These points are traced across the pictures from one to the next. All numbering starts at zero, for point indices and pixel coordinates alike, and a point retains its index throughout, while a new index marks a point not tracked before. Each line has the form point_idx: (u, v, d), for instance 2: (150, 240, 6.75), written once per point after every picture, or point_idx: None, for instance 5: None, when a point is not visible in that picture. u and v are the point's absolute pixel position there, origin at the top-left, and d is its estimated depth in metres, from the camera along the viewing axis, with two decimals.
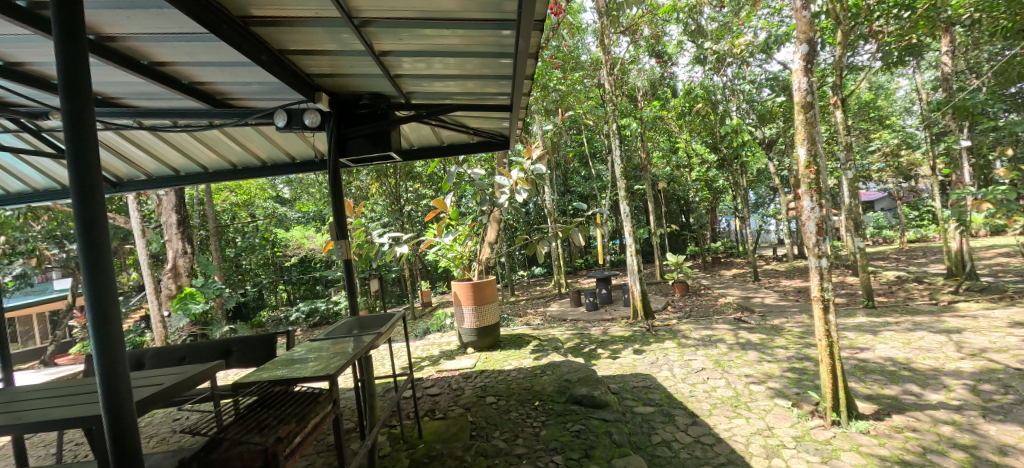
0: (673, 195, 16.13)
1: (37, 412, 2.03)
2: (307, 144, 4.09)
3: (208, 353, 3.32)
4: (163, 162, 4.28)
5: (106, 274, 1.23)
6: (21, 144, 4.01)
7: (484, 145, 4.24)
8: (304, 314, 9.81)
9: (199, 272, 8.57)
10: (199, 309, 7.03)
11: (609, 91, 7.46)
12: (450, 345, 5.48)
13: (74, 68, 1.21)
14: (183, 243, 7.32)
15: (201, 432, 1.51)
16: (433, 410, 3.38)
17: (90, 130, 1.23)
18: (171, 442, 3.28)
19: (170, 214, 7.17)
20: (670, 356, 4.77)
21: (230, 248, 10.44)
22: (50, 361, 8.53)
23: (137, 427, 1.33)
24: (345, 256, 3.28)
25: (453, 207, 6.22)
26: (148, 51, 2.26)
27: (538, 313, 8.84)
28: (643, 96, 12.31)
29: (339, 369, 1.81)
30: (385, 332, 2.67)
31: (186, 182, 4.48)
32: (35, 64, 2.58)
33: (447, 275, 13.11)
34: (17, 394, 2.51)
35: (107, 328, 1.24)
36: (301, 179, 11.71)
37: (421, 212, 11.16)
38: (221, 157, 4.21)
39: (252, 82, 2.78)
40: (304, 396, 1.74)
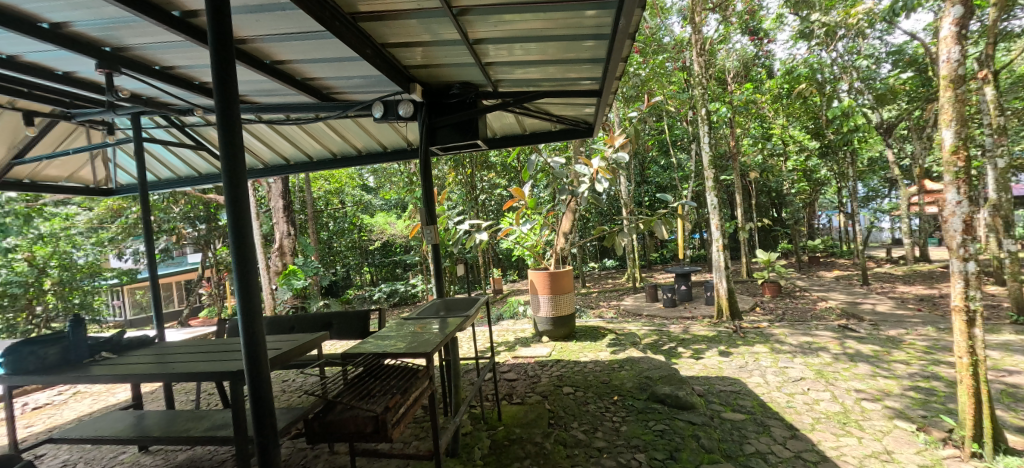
0: (764, 186, 14.69)
1: (185, 364, 2.41)
2: (399, 135, 4.36)
3: (312, 324, 3.68)
4: (277, 152, 4.77)
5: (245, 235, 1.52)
6: (168, 137, 4.70)
7: (567, 133, 4.16)
8: (386, 294, 10.53)
9: (300, 252, 9.54)
10: (300, 284, 7.87)
11: (699, 72, 6.93)
12: (524, 332, 5.54)
13: (224, 76, 1.47)
14: (288, 225, 8.22)
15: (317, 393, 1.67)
16: (511, 394, 3.45)
17: (237, 126, 1.49)
18: (282, 400, 3.73)
19: (278, 199, 8.09)
20: (761, 361, 4.39)
21: (325, 231, 11.39)
22: (185, 322, 10.11)
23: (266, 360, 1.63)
24: (433, 241, 3.42)
25: (531, 196, 6.18)
26: (271, 51, 2.52)
27: (611, 307, 8.62)
28: (732, 78, 11.30)
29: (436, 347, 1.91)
30: (472, 316, 2.74)
31: (294, 170, 4.97)
32: (183, 67, 3.02)
33: (518, 264, 13.30)
34: (169, 348, 3.01)
35: (247, 278, 1.54)
36: (386, 169, 12.44)
37: (495, 201, 11.35)
38: (324, 147, 4.60)
39: (354, 76, 2.98)
40: (405, 370, 1.86)
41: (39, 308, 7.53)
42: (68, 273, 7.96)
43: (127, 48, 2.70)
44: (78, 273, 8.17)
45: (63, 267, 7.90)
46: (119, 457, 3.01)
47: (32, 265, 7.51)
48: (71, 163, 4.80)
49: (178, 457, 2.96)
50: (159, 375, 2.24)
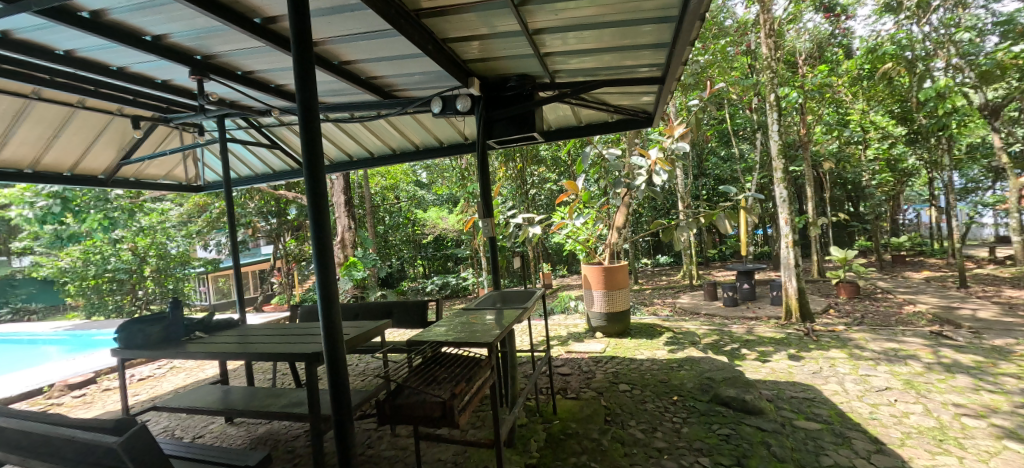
0: (839, 177, 13.43)
1: (267, 345, 2.64)
2: (455, 130, 4.45)
3: (375, 312, 3.87)
4: (341, 149, 5.04)
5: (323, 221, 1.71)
6: (247, 138, 5.12)
7: (625, 124, 4.04)
8: (439, 286, 10.84)
9: (360, 244, 10.06)
10: (360, 275, 8.32)
11: (767, 54, 6.42)
12: (577, 327, 5.49)
13: (305, 88, 1.69)
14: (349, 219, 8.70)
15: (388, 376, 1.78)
16: (565, 389, 3.43)
17: (316, 133, 1.71)
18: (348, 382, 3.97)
19: (340, 195, 8.58)
20: (838, 368, 4.03)
21: (382, 225, 11.91)
22: (260, 308, 11.02)
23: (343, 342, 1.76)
24: (490, 233, 3.47)
25: (584, 190, 6.07)
26: (339, 52, 2.65)
27: (666, 304, 8.30)
28: (803, 61, 10.39)
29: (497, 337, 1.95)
30: (529, 308, 2.76)
31: (358, 166, 5.23)
32: (260, 72, 3.27)
33: (567, 259, 13.16)
34: (251, 330, 3.30)
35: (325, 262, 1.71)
36: (438, 165, 12.75)
37: (545, 196, 11.30)
38: (385, 143, 4.80)
39: (415, 72, 3.07)
40: (468, 359, 1.93)
41: (140, 292, 9.10)
42: (163, 262, 9.23)
43: (215, 55, 2.96)
44: (171, 262, 9.43)
45: (160, 256, 9.16)
46: (209, 426, 3.36)
47: (135, 254, 8.91)
48: (168, 162, 5.44)
49: (258, 430, 3.24)
50: (245, 353, 2.47)
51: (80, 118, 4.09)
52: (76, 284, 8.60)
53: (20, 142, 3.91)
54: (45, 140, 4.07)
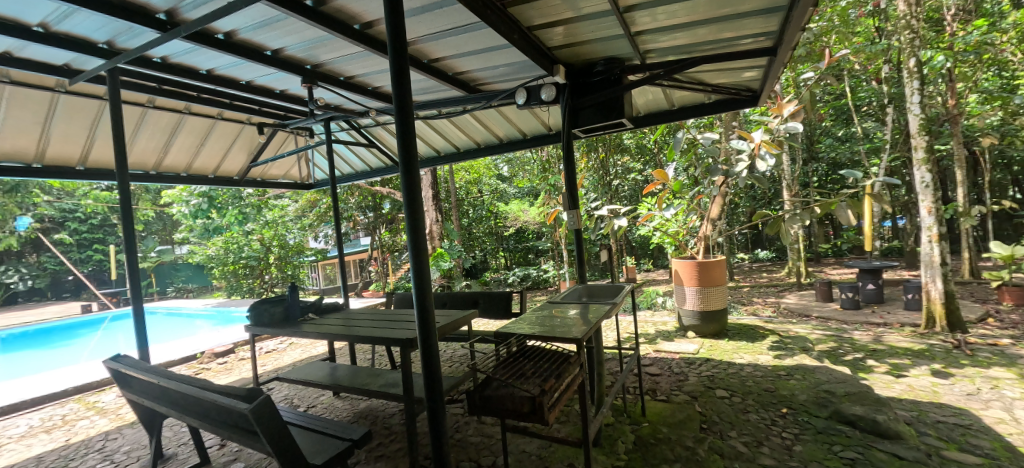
0: (1005, 156, 10.87)
1: (368, 329, 2.88)
2: (539, 121, 4.42)
3: (462, 302, 4.01)
4: (430, 145, 5.30)
5: (417, 210, 1.78)
6: (349, 138, 5.59)
7: (724, 104, 3.66)
8: (520, 277, 10.95)
9: (446, 236, 10.53)
10: (447, 265, 8.75)
11: (906, 11, 5.34)
12: (666, 325, 5.17)
13: (400, 86, 1.74)
14: (437, 213, 9.23)
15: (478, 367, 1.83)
16: (654, 390, 3.25)
17: (411, 130, 1.76)
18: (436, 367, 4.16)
19: (429, 189, 9.12)
20: (1004, 391, 3.27)
21: (466, 218, 12.38)
22: (361, 293, 12.17)
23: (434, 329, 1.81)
24: (576, 226, 3.39)
25: (674, 179, 5.66)
26: (429, 50, 2.75)
27: (769, 304, 7.47)
28: (954, 16, 8.53)
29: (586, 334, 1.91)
30: (619, 304, 2.64)
31: (444, 160, 5.43)
32: (360, 75, 3.53)
33: (653, 253, 12.49)
34: (354, 314, 3.63)
35: (418, 251, 1.77)
36: (520, 157, 12.85)
37: (630, 186, 10.79)
38: (470, 138, 4.93)
39: (500, 64, 3.09)
40: (557, 355, 1.92)
41: (267, 276, 10.52)
42: (284, 250, 10.39)
43: (321, 64, 3.24)
44: (290, 251, 10.51)
45: (281, 246, 10.36)
46: (319, 398, 3.76)
47: (262, 243, 10.16)
48: (286, 163, 6.16)
49: (360, 405, 3.55)
50: (350, 336, 2.71)
51: (220, 129, 4.80)
52: (221, 268, 10.27)
53: (178, 149, 4.72)
54: (196, 148, 4.86)
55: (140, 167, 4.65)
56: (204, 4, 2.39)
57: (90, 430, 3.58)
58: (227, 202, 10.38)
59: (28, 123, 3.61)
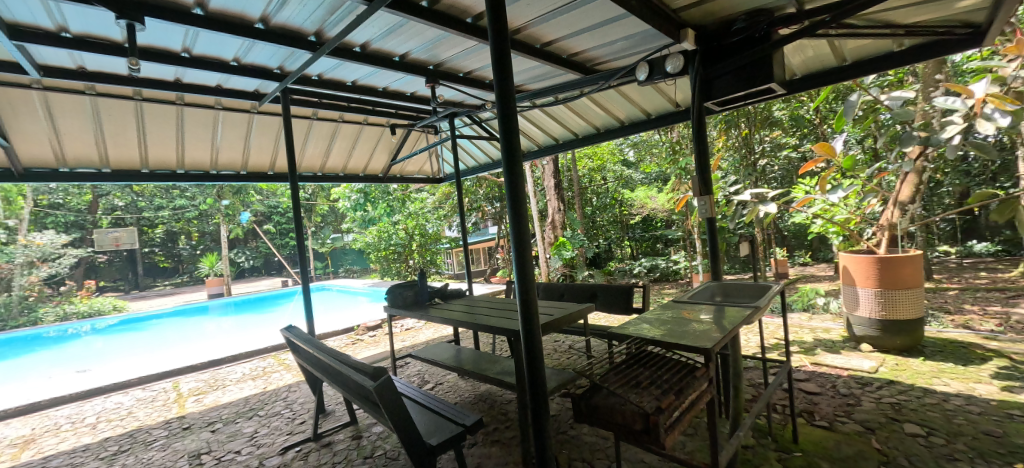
0: None
1: (487, 317, 3.00)
2: (665, 97, 4.00)
3: (580, 294, 3.88)
4: (547, 133, 5.24)
5: (519, 196, 1.83)
6: (472, 133, 5.87)
7: (925, 51, 2.76)
8: (646, 269, 10.17)
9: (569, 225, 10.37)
10: (569, 254, 8.70)
11: None
12: (829, 333, 4.25)
13: (503, 76, 1.80)
14: (559, 202, 9.29)
15: (590, 371, 1.79)
16: (811, 412, 2.69)
17: (513, 120, 1.81)
18: (554, 357, 4.12)
19: (551, 179, 9.22)
20: None
21: (589, 207, 12.07)
22: (489, 278, 12.90)
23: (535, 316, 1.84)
24: (709, 214, 2.97)
25: (845, 154, 4.56)
26: (541, 34, 2.68)
27: (994, 315, 5.56)
28: None
29: (719, 345, 1.67)
30: (764, 307, 2.23)
31: (563, 148, 5.31)
32: (477, 69, 3.62)
33: (812, 244, 10.43)
34: (477, 301, 3.82)
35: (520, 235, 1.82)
36: (646, 141, 11.93)
37: (781, 165, 9.15)
38: (588, 123, 4.73)
39: (617, 39, 2.85)
40: (680, 366, 1.77)
41: (410, 261, 11.90)
42: (424, 238, 11.68)
43: (443, 63, 3.41)
44: (429, 239, 11.74)
45: (421, 234, 11.64)
46: (446, 377, 4.06)
47: (406, 231, 11.49)
48: (420, 160, 6.78)
49: (481, 388, 3.72)
50: (469, 322, 2.85)
51: (366, 133, 5.47)
52: (376, 253, 11.96)
53: (336, 153, 5.54)
54: (349, 151, 5.64)
55: (310, 170, 5.59)
56: (342, 21, 2.68)
57: (279, 381, 4.48)
58: (378, 197, 11.93)
59: (237, 139, 4.63)
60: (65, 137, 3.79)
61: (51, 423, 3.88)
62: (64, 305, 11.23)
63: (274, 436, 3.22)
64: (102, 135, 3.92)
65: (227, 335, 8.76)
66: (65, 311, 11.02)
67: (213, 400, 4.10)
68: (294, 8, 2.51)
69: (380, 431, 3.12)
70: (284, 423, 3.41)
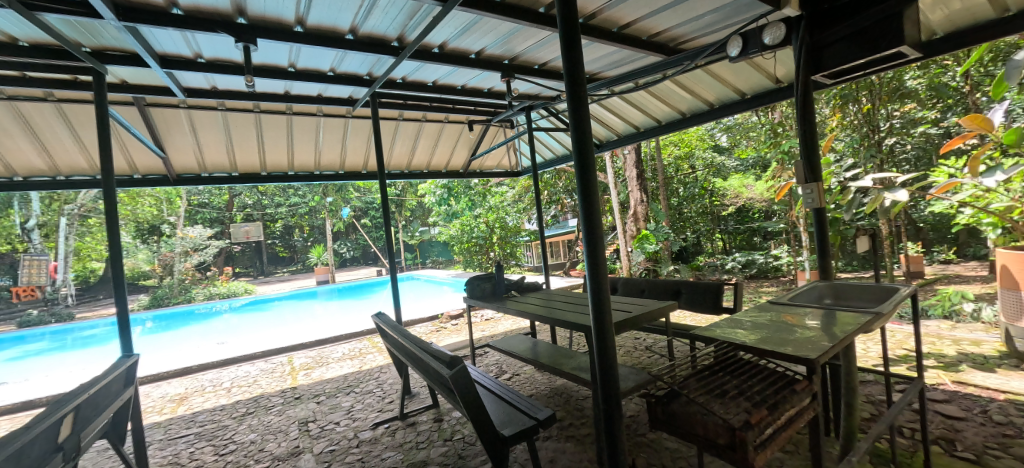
0: None
1: (563, 312, 2.97)
2: (762, 74, 3.59)
3: (663, 291, 3.65)
4: (628, 120, 4.99)
5: (591, 186, 1.75)
6: (549, 125, 5.83)
7: None
8: (741, 264, 9.26)
9: (652, 217, 9.85)
10: (652, 248, 8.26)
11: None
12: (981, 347, 3.50)
13: (573, 65, 1.75)
14: (641, 193, 8.90)
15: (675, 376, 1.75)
16: (950, 440, 2.25)
17: (584, 110, 1.75)
18: (633, 355, 3.95)
19: (632, 169, 8.85)
20: None
21: (675, 197, 11.32)
22: (568, 271, 12.79)
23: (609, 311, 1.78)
24: (816, 206, 2.60)
25: (1007, 127, 3.68)
26: (618, 16, 2.57)
27: None
28: None
29: (826, 357, 1.54)
30: (888, 313, 1.89)
31: (644, 136, 5.05)
32: (552, 60, 3.57)
33: (960, 238, 8.63)
34: (553, 295, 3.81)
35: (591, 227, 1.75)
36: (742, 124, 10.82)
37: (916, 144, 7.70)
38: (672, 108, 4.43)
39: (703, 12, 2.63)
40: (778, 378, 1.66)
41: (491, 253, 12.23)
42: (504, 231, 11.96)
43: (517, 56, 3.41)
44: (509, 231, 11.99)
45: (501, 227, 11.90)
46: (522, 369, 4.11)
47: (487, 224, 11.84)
48: (498, 154, 6.90)
49: (557, 382, 3.71)
50: (546, 317, 2.85)
51: (447, 130, 5.70)
52: (459, 245, 12.49)
53: (420, 151, 5.86)
54: (432, 148, 5.93)
55: (398, 168, 5.99)
56: (421, 24, 2.81)
57: (373, 362, 4.91)
58: (461, 192, 12.42)
59: (336, 142, 5.12)
60: (204, 148, 4.51)
61: (200, 384, 4.70)
62: (210, 287, 13.52)
63: (367, 411, 3.54)
64: (231, 145, 4.59)
65: (332, 318, 9.82)
66: (211, 292, 13.26)
67: (319, 375, 4.63)
68: (378, 17, 2.68)
69: (459, 416, 3.27)
70: (375, 401, 3.74)
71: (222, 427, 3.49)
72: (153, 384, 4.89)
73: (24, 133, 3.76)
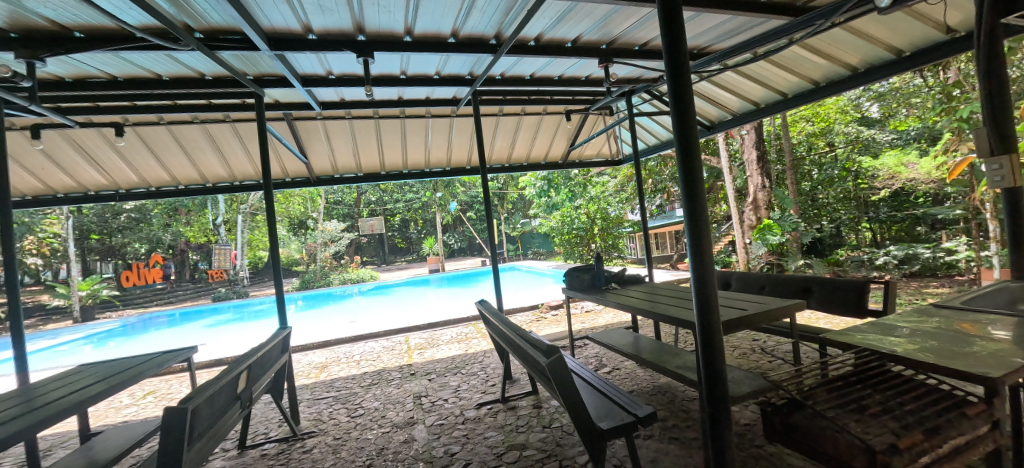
0: None
1: (666, 307, 2.81)
2: (926, 24, 2.93)
3: (788, 288, 3.22)
4: (745, 96, 4.47)
5: (694, 173, 1.53)
6: (652, 109, 5.49)
7: None
8: (897, 259, 7.67)
9: (777, 205, 8.69)
10: (777, 240, 7.30)
11: None
12: None
13: (673, 34, 1.53)
14: (762, 177, 7.91)
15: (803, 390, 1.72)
16: None
17: (688, 86, 1.52)
18: (750, 358, 3.56)
19: (751, 151, 7.92)
20: None
21: (807, 182, 9.81)
22: (675, 265, 11.98)
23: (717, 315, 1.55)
24: None
25: None
26: None
27: None
28: None
29: (1015, 375, 1.28)
30: None
31: (765, 114, 4.47)
32: (655, 39, 3.37)
33: None
34: (657, 289, 3.61)
35: (695, 219, 1.54)
36: (901, 88, 8.89)
37: None
38: (801, 77, 3.85)
39: None
40: (937, 403, 1.55)
41: (592, 245, 11.98)
42: (605, 222, 11.67)
43: (616, 39, 3.28)
44: (611, 222, 11.63)
45: (603, 218, 11.64)
46: (623, 363, 4.00)
47: (588, 215, 11.64)
48: (598, 143, 6.70)
49: (660, 380, 3.53)
50: (648, 312, 2.72)
51: (546, 122, 5.72)
52: (559, 237, 12.46)
53: (520, 144, 5.98)
54: (531, 141, 6.00)
55: (498, 162, 6.20)
56: (517, 19, 2.86)
57: (478, 346, 5.22)
58: (561, 183, 12.40)
59: (442, 140, 5.49)
60: (337, 153, 5.21)
61: (337, 355, 5.49)
62: (345, 273, 15.66)
63: (472, 392, 3.78)
64: (356, 148, 5.21)
65: (442, 304, 10.60)
66: (345, 277, 15.34)
67: (431, 354, 5.07)
68: (477, 17, 2.79)
69: (557, 405, 3.32)
70: (479, 382, 3.98)
71: (353, 393, 4.04)
72: (303, 352, 5.85)
73: (212, 148, 4.76)
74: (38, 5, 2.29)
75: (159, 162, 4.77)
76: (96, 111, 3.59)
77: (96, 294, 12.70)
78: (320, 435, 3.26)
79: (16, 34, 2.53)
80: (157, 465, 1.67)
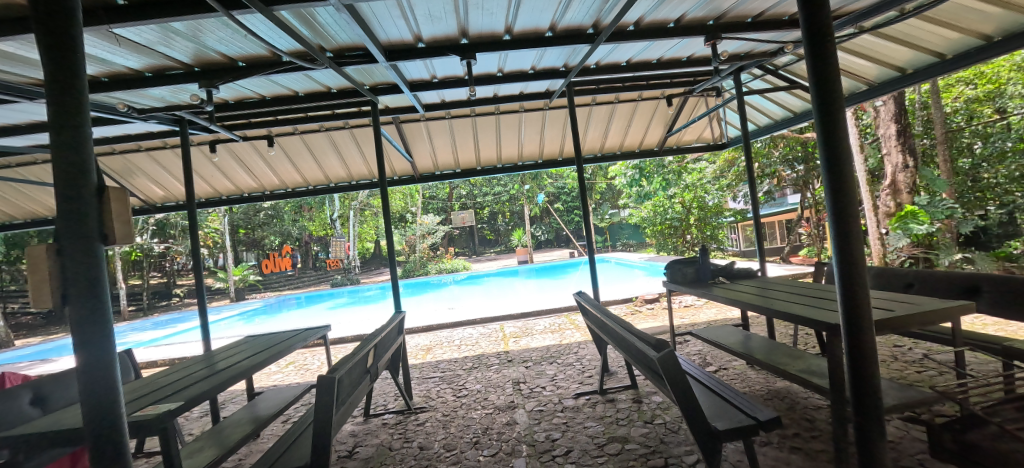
0: None
1: (786, 303, 2.56)
2: None
3: (947, 286, 2.73)
4: (885, 62, 3.83)
5: (841, 155, 1.34)
6: (764, 85, 4.99)
7: None
8: None
9: (924, 187, 7.31)
10: (923, 229, 6.18)
11: None
12: None
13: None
14: (903, 156, 6.72)
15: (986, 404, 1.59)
16: None
17: (832, 56, 1.33)
18: (891, 365, 3.10)
19: (889, 125, 6.77)
20: None
21: (966, 158, 8.09)
22: (788, 257, 10.79)
23: (869, 315, 1.36)
24: None
25: None
26: None
27: None
28: None
29: None
30: None
31: (911, 81, 3.78)
32: (771, 8, 3.06)
33: None
34: (771, 284, 3.30)
35: (842, 207, 1.35)
36: None
37: None
38: (965, 32, 3.20)
39: None
40: None
41: (688, 236, 11.27)
42: (703, 211, 10.88)
43: (725, 13, 3.05)
44: (710, 212, 10.78)
45: (700, 208, 10.90)
46: (731, 363, 3.73)
47: (683, 205, 10.96)
48: (699, 127, 6.26)
49: (776, 383, 3.24)
50: (765, 309, 2.51)
51: (641, 109, 5.52)
52: (651, 228, 11.85)
53: (613, 133, 5.82)
54: (625, 129, 5.81)
55: (590, 152, 6.12)
56: (616, 6, 2.80)
57: (572, 337, 5.25)
58: (653, 171, 11.70)
59: (535, 134, 5.58)
60: (438, 151, 5.58)
61: (440, 339, 5.93)
62: (440, 263, 16.78)
63: (569, 381, 3.83)
64: (455, 146, 5.53)
65: (533, 295, 10.80)
66: (441, 268, 16.41)
67: (526, 343, 5.22)
68: (576, 8, 2.78)
69: (659, 401, 3.22)
70: (575, 373, 4.01)
71: (457, 375, 4.35)
72: (410, 335, 6.41)
73: (334, 152, 5.39)
74: (214, 42, 2.80)
75: (294, 167, 5.53)
76: (250, 126, 4.28)
77: (245, 278, 15.43)
78: (431, 410, 3.57)
79: (198, 68, 3.12)
80: (314, 420, 1.98)
